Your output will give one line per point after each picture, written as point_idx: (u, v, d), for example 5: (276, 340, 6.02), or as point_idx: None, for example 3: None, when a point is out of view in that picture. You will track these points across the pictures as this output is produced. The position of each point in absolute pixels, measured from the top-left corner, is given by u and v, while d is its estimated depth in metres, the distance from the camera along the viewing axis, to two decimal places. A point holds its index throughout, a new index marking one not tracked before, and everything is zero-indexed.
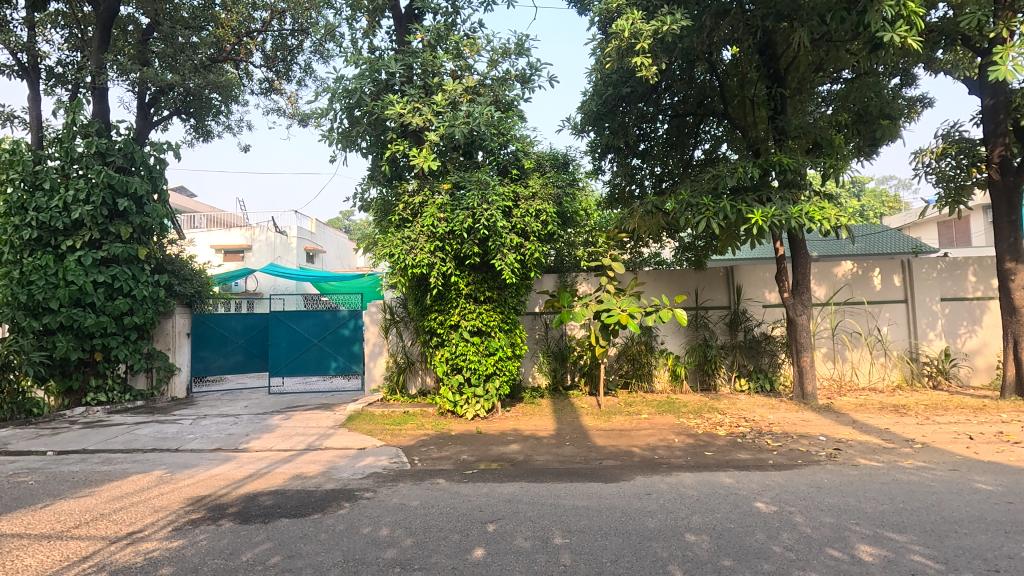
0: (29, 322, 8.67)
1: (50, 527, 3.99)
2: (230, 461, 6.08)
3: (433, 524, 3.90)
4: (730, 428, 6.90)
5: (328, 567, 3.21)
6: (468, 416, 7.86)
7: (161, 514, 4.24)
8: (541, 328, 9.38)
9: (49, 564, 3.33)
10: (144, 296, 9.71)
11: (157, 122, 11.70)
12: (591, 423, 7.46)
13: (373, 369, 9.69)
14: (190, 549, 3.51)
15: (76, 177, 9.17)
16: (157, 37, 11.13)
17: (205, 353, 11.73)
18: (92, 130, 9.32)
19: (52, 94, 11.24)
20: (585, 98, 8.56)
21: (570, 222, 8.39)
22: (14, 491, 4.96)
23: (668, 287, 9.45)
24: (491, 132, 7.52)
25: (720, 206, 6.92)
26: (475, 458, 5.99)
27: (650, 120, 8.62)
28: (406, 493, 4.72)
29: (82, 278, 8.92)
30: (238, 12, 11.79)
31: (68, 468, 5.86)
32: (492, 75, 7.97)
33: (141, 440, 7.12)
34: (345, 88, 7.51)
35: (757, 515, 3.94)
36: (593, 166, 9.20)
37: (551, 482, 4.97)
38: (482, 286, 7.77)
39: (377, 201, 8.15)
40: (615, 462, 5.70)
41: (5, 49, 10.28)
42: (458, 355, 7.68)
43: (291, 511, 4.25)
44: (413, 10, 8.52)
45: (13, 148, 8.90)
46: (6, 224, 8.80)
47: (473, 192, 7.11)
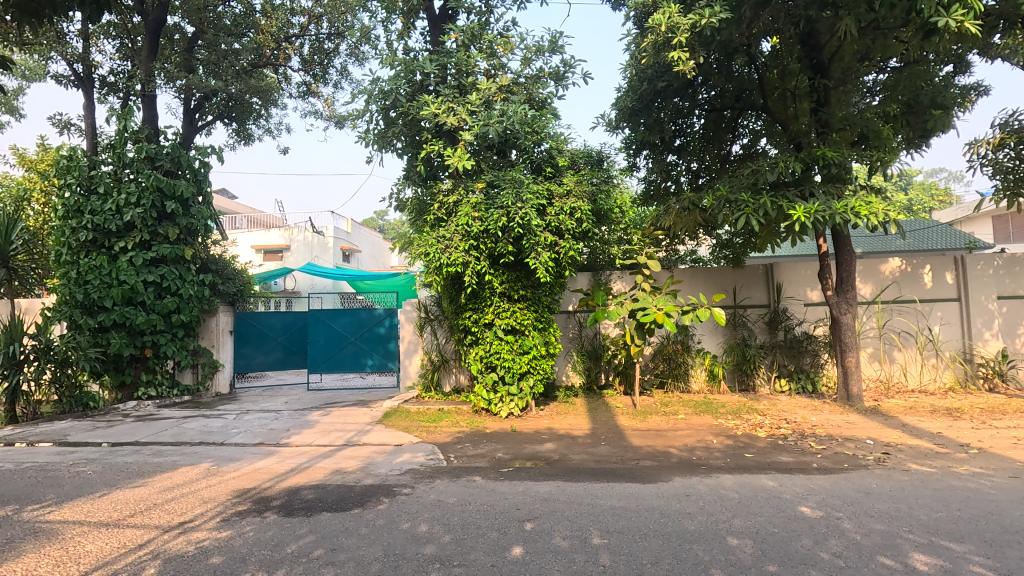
0: (85, 320, 9.13)
1: (108, 515, 4.18)
2: (273, 455, 6.26)
3: (471, 521, 3.93)
4: (771, 430, 6.73)
5: (370, 561, 3.27)
6: (503, 414, 7.88)
7: (210, 505, 4.40)
8: (575, 326, 9.33)
9: (109, 551, 3.49)
10: (190, 295, 10.06)
11: (202, 126, 12.10)
12: (628, 423, 7.38)
13: (408, 366, 9.89)
14: (238, 539, 3.63)
15: (127, 180, 9.58)
16: (201, 44, 11.54)
17: (247, 349, 12.11)
18: (142, 135, 9.73)
19: (105, 101, 11.77)
20: (620, 94, 8.46)
21: (604, 219, 8.35)
22: (74, 481, 5.22)
23: (704, 285, 9.27)
24: (525, 130, 7.52)
25: (761, 202, 6.73)
26: (511, 456, 6.01)
27: (685, 115, 8.49)
28: (444, 490, 4.77)
29: (134, 278, 9.32)
30: (277, 18, 12.10)
31: (122, 459, 6.15)
32: (526, 73, 7.99)
33: (189, 433, 7.39)
34: (381, 90, 7.65)
35: (802, 519, 3.83)
36: (628, 163, 9.09)
37: (588, 482, 4.94)
38: (516, 284, 7.78)
39: (412, 200, 8.25)
40: (652, 462, 5.63)
41: (63, 60, 10.82)
42: (492, 353, 7.71)
43: (332, 505, 4.35)
44: (447, 10, 8.57)
45: (71, 154, 9.37)
46: (65, 226, 9.27)
47: (508, 190, 7.11)
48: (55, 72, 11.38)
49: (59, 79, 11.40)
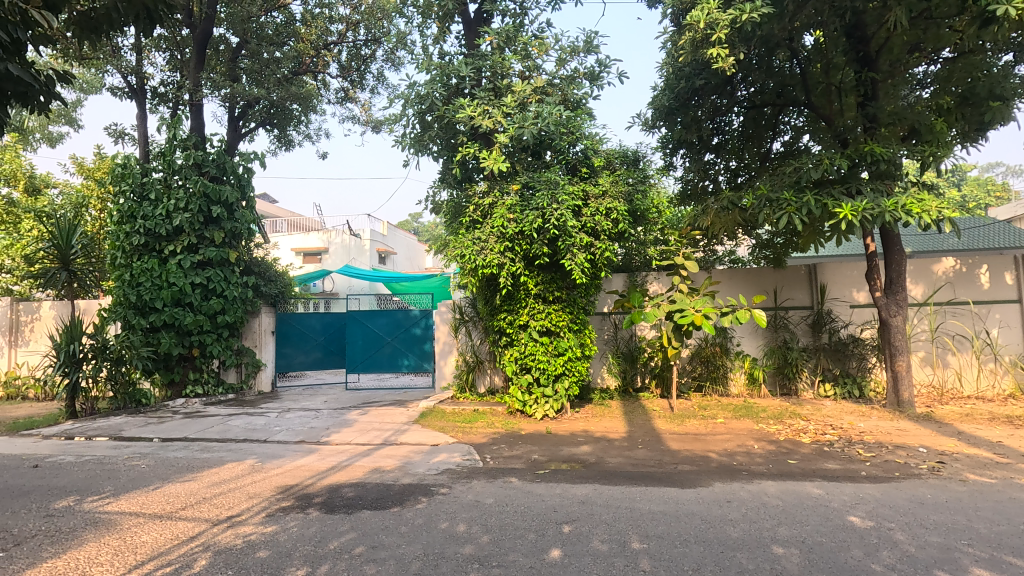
0: (138, 320, 9.56)
1: (161, 507, 4.37)
2: (314, 453, 6.42)
3: (509, 522, 3.93)
4: (815, 436, 6.51)
5: (410, 559, 3.31)
6: (538, 416, 7.86)
7: (255, 501, 4.54)
8: (611, 328, 9.25)
9: (163, 541, 3.65)
10: (235, 297, 10.41)
11: (245, 134, 12.50)
12: (665, 426, 7.28)
13: (443, 367, 9.98)
14: (283, 534, 3.73)
15: (176, 187, 9.98)
16: (245, 54, 11.96)
17: (288, 349, 12.37)
18: (190, 143, 10.13)
19: (156, 111, 12.31)
20: (656, 93, 8.35)
21: (640, 220, 8.26)
22: (130, 474, 5.47)
23: (744, 286, 9.07)
24: (560, 131, 7.50)
25: (804, 201, 6.52)
26: (547, 458, 5.99)
27: (724, 113, 8.31)
28: (481, 491, 4.79)
29: (182, 280, 9.71)
30: (317, 26, 12.41)
31: (173, 455, 6.41)
32: (561, 74, 8.00)
33: (234, 430, 7.65)
34: (418, 94, 7.77)
35: (852, 529, 3.69)
36: (664, 163, 8.97)
37: (625, 485, 4.88)
38: (551, 286, 7.77)
39: (448, 203, 8.34)
40: (691, 467, 5.52)
41: (118, 73, 11.38)
42: (527, 354, 7.72)
43: (372, 503, 4.43)
44: (482, 14, 8.64)
45: (125, 162, 9.83)
46: (119, 231, 9.72)
47: (543, 191, 7.13)
48: (111, 85, 11.98)
49: (114, 91, 12.00)
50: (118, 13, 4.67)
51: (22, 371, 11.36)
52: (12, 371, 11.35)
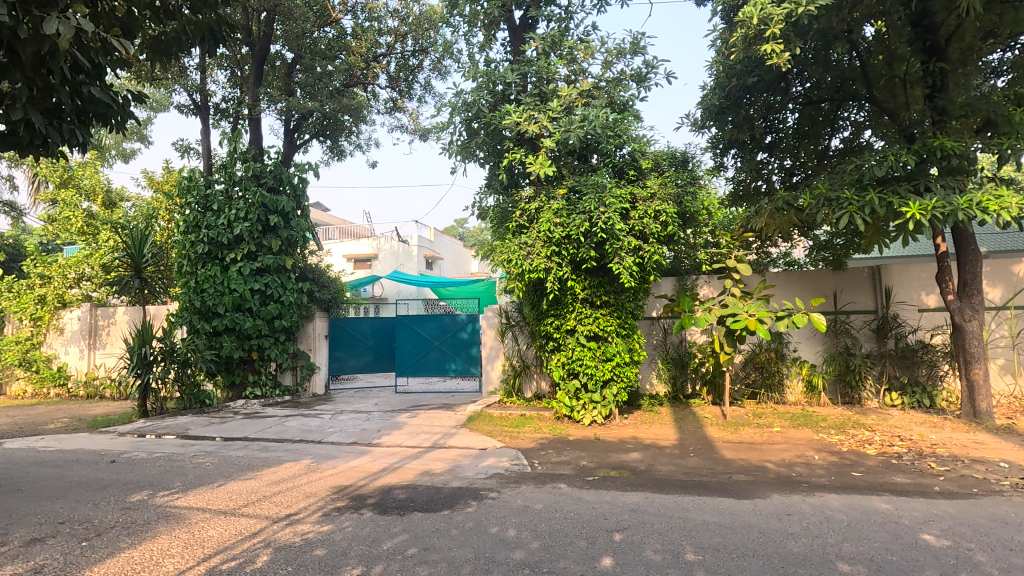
0: (202, 324, 10.08)
1: (226, 503, 4.58)
2: (365, 455, 6.57)
3: (558, 528, 3.91)
4: (882, 447, 6.16)
5: (461, 563, 3.33)
6: (586, 422, 7.79)
7: (312, 500, 4.69)
8: (660, 333, 9.09)
9: (227, 537, 3.82)
10: (291, 302, 10.81)
11: (300, 145, 12.99)
12: (717, 434, 7.07)
13: (490, 371, 10.02)
14: (339, 533, 3.84)
15: (237, 197, 10.48)
16: (299, 69, 12.47)
17: (340, 353, 12.73)
18: (249, 155, 10.63)
19: (218, 126, 12.99)
20: (706, 93, 8.18)
21: (690, 222, 8.06)
22: (196, 471, 5.76)
23: (801, 289, 8.73)
24: (607, 134, 7.42)
25: (866, 199, 6.21)
26: (595, 465, 5.92)
27: (778, 111, 8.03)
28: (530, 496, 4.78)
29: (243, 286, 10.17)
30: (366, 39, 12.78)
31: (235, 453, 6.71)
32: (607, 77, 7.95)
33: (291, 431, 7.94)
34: (464, 102, 7.87)
35: (925, 548, 3.47)
36: (714, 163, 8.74)
37: (677, 494, 4.77)
38: (599, 290, 7.70)
39: (494, 208, 8.42)
40: (746, 477, 5.33)
41: (184, 91, 12.08)
42: (574, 359, 7.66)
43: (423, 506, 4.49)
44: (527, 19, 8.69)
45: (191, 175, 10.42)
46: (186, 240, 10.29)
47: (590, 195, 7.11)
48: (178, 103, 12.72)
49: (181, 109, 12.74)
50: (187, 35, 4.95)
51: (100, 371, 12.21)
52: (91, 371, 12.20)
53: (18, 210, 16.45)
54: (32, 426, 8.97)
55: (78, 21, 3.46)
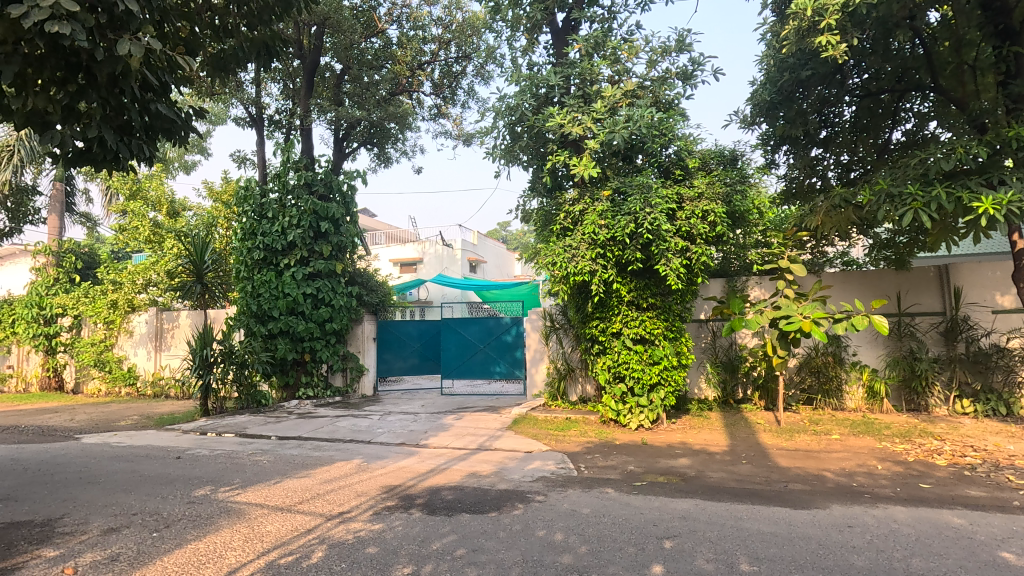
0: (258, 327, 10.52)
1: (282, 500, 4.76)
2: (413, 456, 6.68)
3: (606, 534, 3.87)
4: (952, 458, 5.80)
5: (509, 565, 3.34)
6: (632, 426, 7.67)
7: (363, 498, 4.82)
8: (708, 336, 8.87)
9: (284, 532, 3.96)
10: (341, 305, 11.15)
11: (348, 153, 13.38)
12: (771, 441, 6.82)
13: (534, 374, 10.02)
14: (389, 532, 3.92)
15: (290, 205, 10.89)
16: (348, 79, 12.86)
17: (388, 355, 13.00)
18: (302, 165, 11.04)
19: (272, 137, 13.54)
20: (755, 88, 7.94)
21: (740, 221, 7.83)
22: (255, 468, 6.01)
23: (860, 290, 8.34)
24: (652, 134, 7.31)
25: (932, 194, 5.87)
26: (643, 470, 5.82)
27: (834, 104, 7.69)
28: (577, 500, 4.75)
29: (296, 290, 10.56)
30: (411, 48, 13.04)
31: (289, 452, 6.96)
32: (651, 76, 7.84)
33: (342, 431, 8.16)
34: (508, 106, 7.93)
35: (1005, 567, 3.23)
36: (765, 160, 8.47)
37: (730, 502, 4.63)
38: (645, 292, 7.58)
39: (538, 211, 8.43)
40: (803, 486, 5.12)
41: (241, 105, 12.66)
42: (620, 363, 7.58)
43: (470, 507, 4.53)
44: (570, 21, 8.67)
45: (248, 185, 10.91)
46: (243, 247, 10.76)
47: (636, 196, 7.02)
48: (235, 116, 13.34)
49: (238, 121, 13.36)
50: (244, 52, 5.24)
51: (165, 371, 12.93)
52: (158, 372, 12.94)
53: (93, 221, 17.65)
54: (106, 423, 9.59)
55: (147, 42, 3.68)
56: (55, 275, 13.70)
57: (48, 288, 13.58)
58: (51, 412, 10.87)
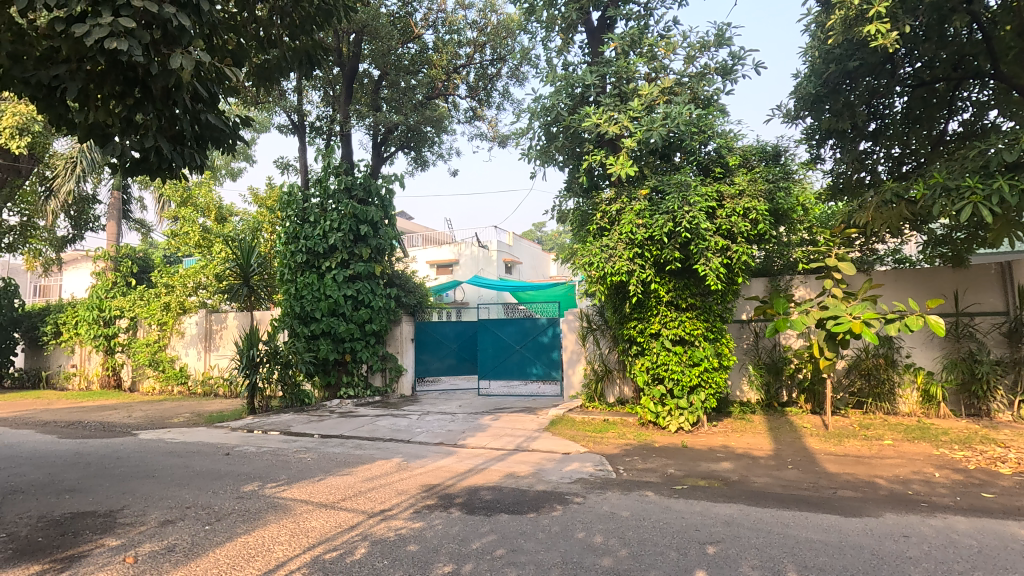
0: (302, 328, 10.82)
1: (326, 497, 4.88)
2: (452, 455, 6.75)
3: (647, 537, 3.81)
4: (1018, 466, 5.47)
5: (549, 566, 3.33)
6: (672, 429, 7.52)
7: (403, 496, 4.89)
8: (751, 337, 8.64)
9: (328, 528, 4.06)
10: (379, 307, 11.37)
11: (387, 157, 13.64)
12: (818, 445, 6.59)
13: (571, 375, 9.97)
14: (429, 531, 3.97)
15: (331, 209, 11.16)
16: (385, 85, 13.09)
17: (426, 356, 13.16)
18: (342, 170, 11.30)
19: (313, 144, 13.93)
20: (799, 81, 7.70)
21: (783, 218, 7.60)
22: (299, 465, 6.19)
23: (914, 289, 7.96)
24: (690, 131, 7.18)
25: (993, 187, 5.56)
26: (683, 473, 5.71)
27: (884, 95, 7.38)
28: (616, 503, 4.69)
29: (337, 292, 10.82)
30: (447, 52, 13.20)
31: (332, 450, 7.13)
32: (689, 72, 7.71)
33: (381, 430, 8.31)
34: (543, 106, 7.94)
35: None
36: (810, 155, 8.20)
37: (776, 508, 4.49)
38: (684, 292, 7.45)
39: (574, 211, 8.38)
40: (854, 493, 4.92)
41: (283, 112, 13.06)
42: (659, 364, 7.46)
43: (509, 508, 4.54)
44: (605, 20, 8.60)
45: (291, 190, 11.25)
46: (287, 250, 11.08)
47: (673, 195, 6.92)
48: (278, 124, 13.77)
49: (281, 129, 13.79)
50: (287, 62, 5.42)
51: (214, 371, 13.45)
52: (208, 371, 13.47)
53: (147, 227, 18.52)
54: (161, 419, 10.04)
55: (198, 55, 3.86)
56: (113, 279, 14.45)
57: (108, 292, 14.33)
58: (111, 409, 11.47)
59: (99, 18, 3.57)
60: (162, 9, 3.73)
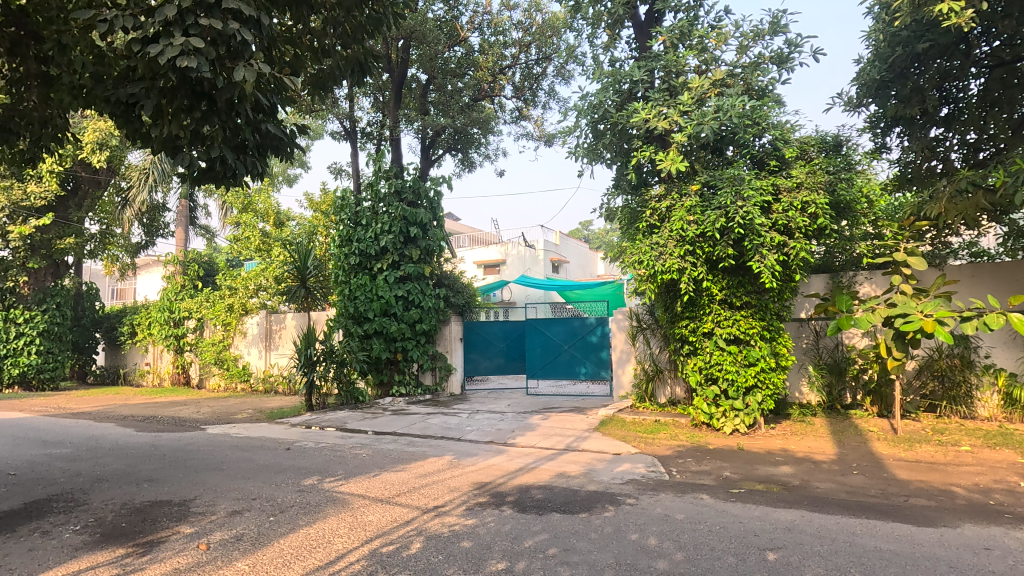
0: (355, 328, 11.15)
1: (381, 492, 5.02)
2: (502, 454, 6.80)
3: (704, 541, 3.72)
4: None
5: (603, 567, 3.31)
6: (727, 431, 7.31)
7: (456, 494, 4.97)
8: (811, 336, 8.28)
9: (385, 522, 4.18)
10: (429, 307, 11.58)
11: (435, 160, 13.88)
12: (886, 451, 6.24)
13: (621, 375, 9.85)
14: (482, 528, 4.02)
15: (382, 212, 11.45)
16: (433, 89, 13.31)
17: (474, 355, 13.30)
18: (392, 173, 11.59)
19: (364, 149, 14.32)
20: (862, 67, 7.34)
21: (846, 212, 7.23)
22: (355, 461, 6.39)
23: (994, 285, 7.42)
24: (744, 124, 6.96)
25: None
26: (740, 477, 5.53)
27: (957, 78, 6.92)
28: (670, 505, 4.61)
29: (389, 293, 11.09)
30: (493, 53, 13.28)
31: (385, 447, 7.32)
32: (743, 63, 7.46)
33: (433, 428, 8.47)
34: (590, 104, 7.86)
35: None
36: (874, 144, 7.78)
37: (841, 515, 4.29)
38: (738, 290, 7.23)
39: (623, 209, 8.28)
40: (927, 501, 4.64)
41: (336, 119, 13.49)
42: (713, 364, 7.28)
43: (561, 507, 4.54)
44: (653, 14, 8.45)
45: (344, 195, 11.61)
46: (341, 252, 11.46)
47: (726, 189, 6.72)
48: (331, 131, 14.24)
49: (334, 135, 14.26)
50: (340, 70, 5.59)
51: (274, 369, 14.06)
52: (268, 369, 14.11)
53: (212, 233, 19.53)
54: (226, 415, 10.58)
55: (259, 67, 4.05)
56: (182, 282, 15.33)
57: (176, 294, 15.20)
58: (181, 405, 12.17)
59: (172, 38, 3.80)
60: (227, 26, 3.93)
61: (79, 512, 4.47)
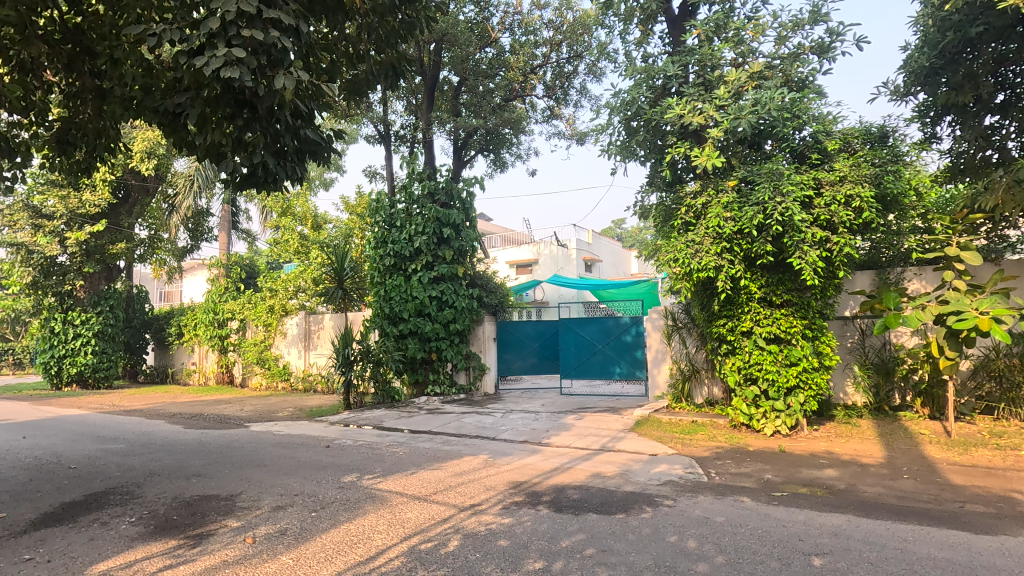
0: (390, 328, 11.33)
1: (418, 490, 5.09)
2: (537, 453, 6.79)
3: (746, 545, 3.64)
4: None
5: (642, 568, 3.27)
6: (767, 432, 7.12)
7: (491, 492, 4.99)
8: (856, 334, 7.99)
9: (422, 519, 4.24)
10: (462, 307, 11.67)
11: (467, 161, 13.97)
12: (939, 454, 5.97)
13: (656, 375, 9.72)
14: (518, 527, 4.02)
15: (416, 214, 11.60)
16: (464, 91, 13.40)
17: (508, 355, 13.33)
18: (425, 175, 11.73)
19: (398, 151, 14.54)
20: (909, 54, 7.05)
21: (892, 205, 6.95)
22: (392, 459, 6.48)
23: None
24: (783, 117, 6.76)
25: None
26: (782, 479, 5.38)
27: (1014, 63, 6.56)
28: (709, 507, 4.51)
29: (423, 293, 11.23)
30: (524, 53, 13.28)
31: (421, 445, 7.41)
32: (781, 54, 7.26)
33: (467, 427, 8.53)
34: (623, 101, 7.76)
35: None
36: (922, 135, 7.45)
37: (891, 521, 4.12)
38: (779, 288, 7.03)
39: (657, 207, 8.16)
40: (985, 508, 4.41)
41: (370, 123, 13.73)
42: (752, 364, 7.11)
43: (598, 508, 4.50)
44: (687, 7, 8.32)
45: (379, 197, 11.82)
46: (376, 254, 11.66)
47: (764, 184, 6.56)
48: (366, 135, 14.52)
49: (369, 139, 14.52)
50: (373, 75, 5.69)
51: (313, 368, 14.41)
52: (307, 368, 14.47)
53: (253, 236, 20.14)
54: (268, 413, 10.90)
55: (299, 75, 4.16)
56: (225, 284, 15.88)
57: (220, 296, 15.75)
58: (225, 403, 12.61)
59: (216, 49, 3.95)
60: (268, 34, 4.06)
61: (133, 505, 4.68)
